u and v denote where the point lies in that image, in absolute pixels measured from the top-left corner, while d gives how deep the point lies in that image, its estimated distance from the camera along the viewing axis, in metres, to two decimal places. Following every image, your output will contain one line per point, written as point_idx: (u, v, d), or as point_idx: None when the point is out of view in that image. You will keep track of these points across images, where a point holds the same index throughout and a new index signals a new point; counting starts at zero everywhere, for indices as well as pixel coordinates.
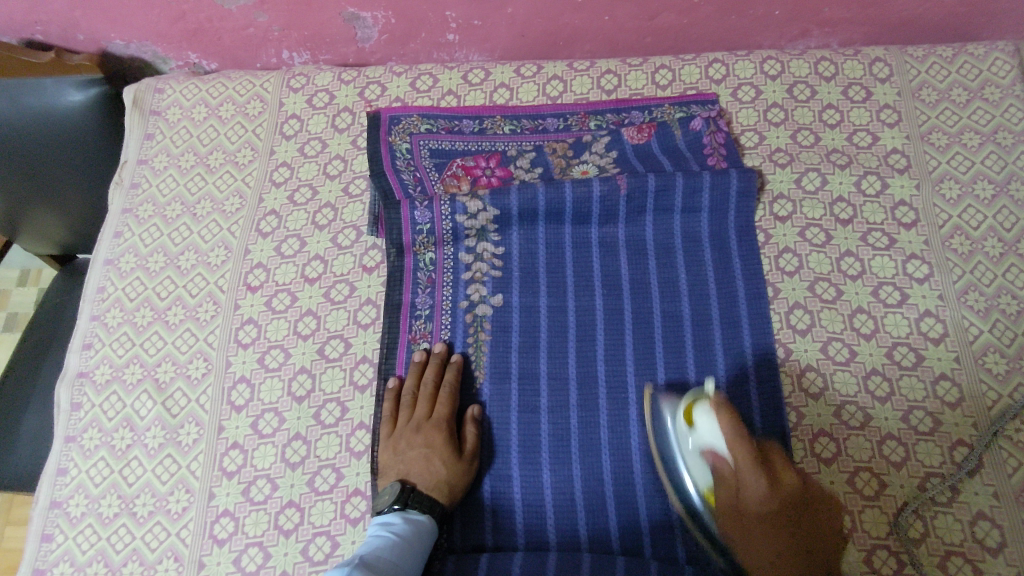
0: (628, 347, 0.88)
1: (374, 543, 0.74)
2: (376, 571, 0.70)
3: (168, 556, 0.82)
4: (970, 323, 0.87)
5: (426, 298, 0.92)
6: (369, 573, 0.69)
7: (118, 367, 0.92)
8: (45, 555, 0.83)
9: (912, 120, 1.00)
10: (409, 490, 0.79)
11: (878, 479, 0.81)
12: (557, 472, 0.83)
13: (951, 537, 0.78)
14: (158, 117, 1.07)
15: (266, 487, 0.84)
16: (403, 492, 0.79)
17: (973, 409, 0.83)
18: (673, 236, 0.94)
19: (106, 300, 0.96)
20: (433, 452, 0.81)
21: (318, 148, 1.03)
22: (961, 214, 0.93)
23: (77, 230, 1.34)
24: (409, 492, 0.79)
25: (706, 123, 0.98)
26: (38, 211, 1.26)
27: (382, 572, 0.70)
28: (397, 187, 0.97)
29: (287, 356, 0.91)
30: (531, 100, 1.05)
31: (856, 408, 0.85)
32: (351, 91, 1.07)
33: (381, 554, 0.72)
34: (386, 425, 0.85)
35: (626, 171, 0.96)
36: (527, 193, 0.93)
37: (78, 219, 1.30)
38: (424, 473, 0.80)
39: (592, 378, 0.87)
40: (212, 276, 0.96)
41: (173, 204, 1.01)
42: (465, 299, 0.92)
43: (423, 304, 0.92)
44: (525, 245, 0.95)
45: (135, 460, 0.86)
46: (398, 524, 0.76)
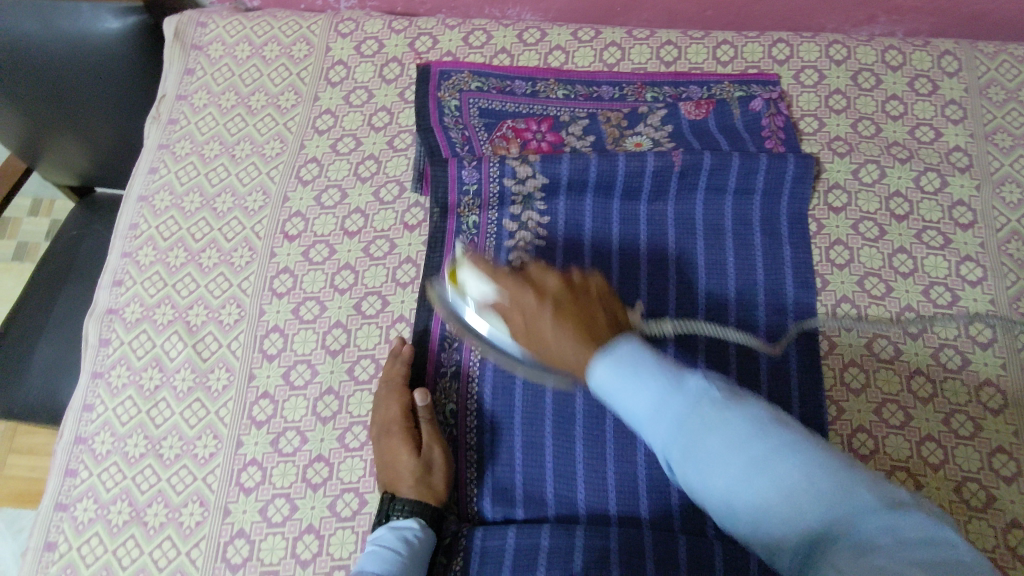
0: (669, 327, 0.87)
1: (367, 563, 0.70)
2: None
3: (194, 500, 0.81)
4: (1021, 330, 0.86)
5: None
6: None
7: (149, 306, 0.90)
8: (69, 490, 0.82)
9: (977, 118, 0.97)
10: (391, 499, 0.77)
11: (914, 480, 0.80)
12: (591, 448, 0.81)
13: (983, 542, 0.77)
14: (200, 53, 1.03)
15: (295, 440, 0.83)
16: (386, 503, 0.77)
17: (1015, 417, 0.82)
18: (724, 219, 0.92)
19: (139, 237, 0.94)
20: (400, 454, 0.78)
21: (363, 97, 1.00)
22: (1020, 218, 0.91)
23: (102, 163, 1.31)
24: (390, 501, 0.77)
25: (766, 104, 0.95)
26: (62, 139, 1.22)
27: None
28: (444, 144, 0.94)
29: (323, 309, 0.89)
30: (586, 66, 1.01)
31: (897, 407, 0.84)
32: (401, 41, 1.03)
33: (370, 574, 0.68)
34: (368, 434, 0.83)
35: (681, 147, 0.93)
36: (578, 161, 0.90)
37: (105, 151, 1.27)
38: (399, 477, 0.77)
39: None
40: (248, 221, 0.93)
41: (211, 144, 0.98)
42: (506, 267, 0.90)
43: None
44: (571, 215, 0.92)
45: (163, 401, 0.85)
46: (385, 536, 0.73)
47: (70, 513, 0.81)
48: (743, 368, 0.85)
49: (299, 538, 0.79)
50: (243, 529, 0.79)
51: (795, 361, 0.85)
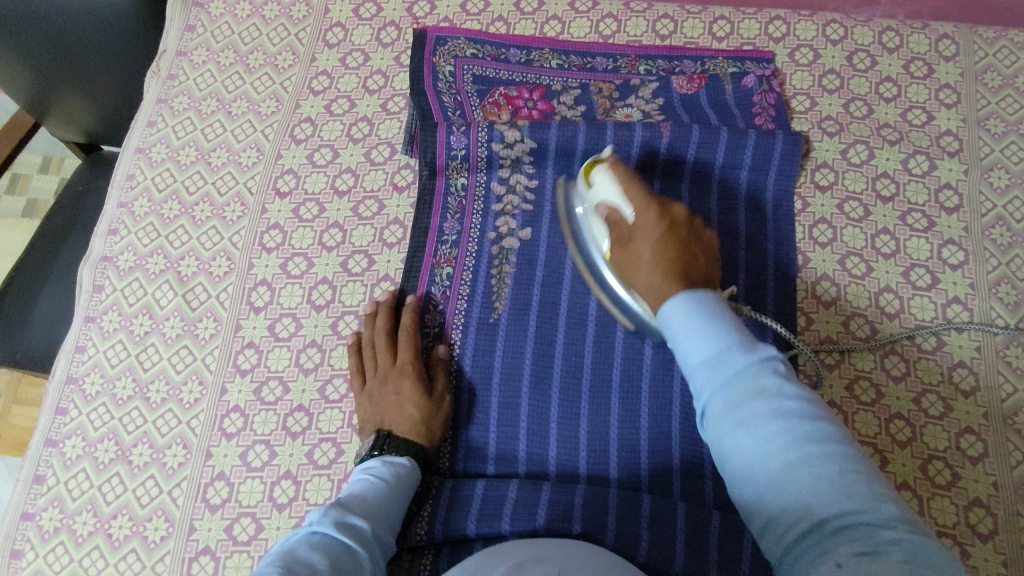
0: None
1: (359, 488, 0.71)
2: (352, 509, 0.67)
3: (177, 442, 0.84)
4: (998, 315, 0.86)
5: (454, 223, 0.91)
6: (344, 509, 0.66)
7: (142, 256, 0.92)
8: (58, 427, 0.85)
9: (971, 103, 0.97)
10: (386, 437, 0.78)
11: (881, 455, 0.82)
12: (564, 409, 0.83)
13: (944, 519, 0.78)
14: (201, 10, 1.05)
15: (277, 390, 0.85)
16: (379, 439, 0.78)
17: (986, 400, 0.83)
18: (710, 193, 0.93)
19: (135, 188, 0.96)
20: (404, 397, 0.80)
21: (359, 60, 1.01)
22: (1006, 204, 0.91)
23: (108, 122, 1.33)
24: (387, 437, 0.78)
25: (759, 81, 0.95)
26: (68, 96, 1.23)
27: (358, 513, 0.67)
28: (437, 109, 0.95)
29: (310, 265, 0.91)
30: (582, 36, 1.02)
31: (869, 384, 0.85)
32: (399, 5, 1.04)
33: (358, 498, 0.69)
34: (355, 380, 0.83)
35: (670, 120, 0.93)
36: (567, 128, 0.91)
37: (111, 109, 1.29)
38: (396, 419, 0.79)
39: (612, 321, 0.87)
40: (241, 176, 0.95)
41: (208, 100, 1.00)
42: (492, 230, 0.91)
43: (451, 229, 0.91)
44: (558, 182, 0.93)
45: (152, 347, 0.88)
46: (377, 468, 0.74)
47: (59, 449, 0.84)
48: None
49: (276, 482, 0.81)
50: (223, 472, 0.82)
51: (771, 335, 0.86)
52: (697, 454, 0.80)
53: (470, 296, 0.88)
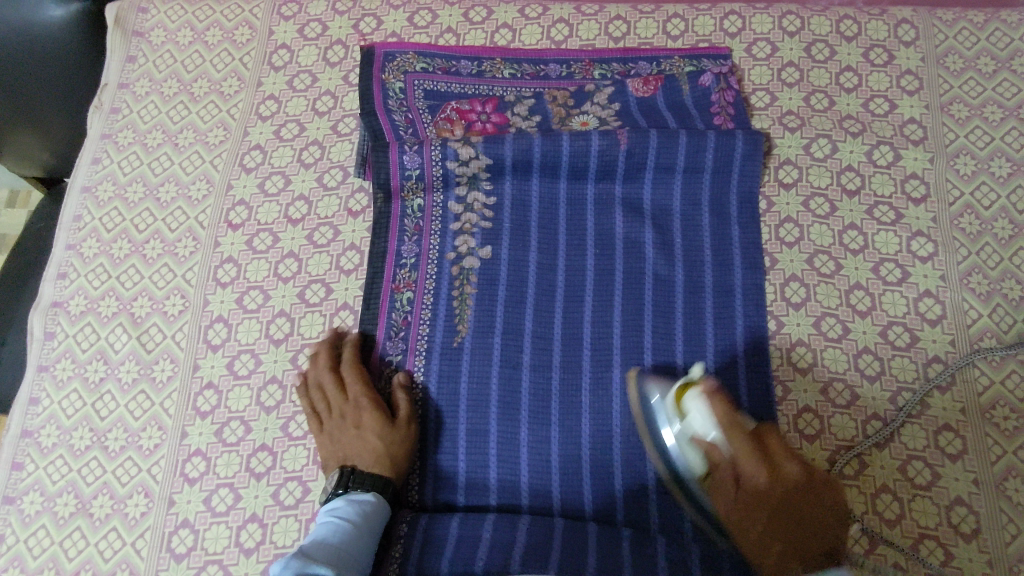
0: (616, 308, 0.86)
1: (323, 532, 0.70)
2: (316, 557, 0.66)
3: (139, 491, 0.81)
4: (971, 306, 0.85)
5: (412, 246, 0.89)
6: (307, 558, 0.65)
7: (93, 299, 0.89)
8: (16, 483, 0.82)
9: (933, 88, 0.95)
10: (350, 473, 0.77)
11: (858, 459, 0.80)
12: (535, 433, 0.81)
13: (926, 520, 0.77)
14: (141, 39, 1.02)
15: (239, 430, 0.83)
16: (343, 477, 0.77)
17: (963, 394, 0.81)
18: (672, 198, 0.90)
19: (82, 229, 0.93)
20: (363, 430, 0.78)
21: (307, 82, 0.98)
22: (974, 191, 0.89)
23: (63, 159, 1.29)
24: (350, 474, 0.77)
25: (716, 79, 0.93)
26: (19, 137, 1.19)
27: (323, 559, 0.66)
28: (388, 129, 0.92)
29: (266, 299, 0.88)
30: (533, 44, 0.99)
31: (843, 386, 0.83)
32: (345, 22, 1.01)
33: (323, 543, 0.68)
34: (313, 422, 0.81)
35: (627, 125, 0.91)
36: (521, 141, 0.89)
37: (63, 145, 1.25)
38: (355, 454, 0.78)
39: (578, 338, 0.85)
40: (191, 210, 0.92)
41: (154, 132, 0.97)
42: (452, 250, 0.89)
43: (409, 252, 0.89)
44: (516, 196, 0.91)
45: (108, 394, 0.85)
46: (342, 508, 0.73)
47: (17, 505, 0.82)
48: (688, 348, 0.83)
49: (242, 527, 0.79)
50: (187, 519, 0.80)
51: (743, 340, 0.84)
52: None
53: (433, 320, 0.86)
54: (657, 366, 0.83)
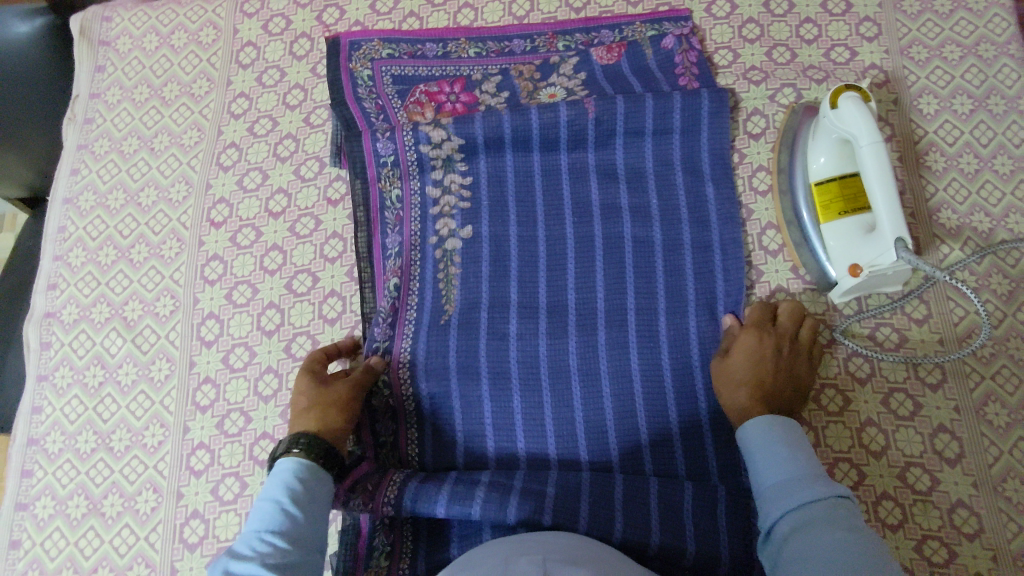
0: (598, 272, 0.87)
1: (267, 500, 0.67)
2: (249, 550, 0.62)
3: (147, 488, 0.83)
4: (942, 242, 0.87)
5: (395, 237, 0.90)
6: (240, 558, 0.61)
7: (85, 307, 0.91)
8: (27, 490, 0.85)
9: (892, 32, 0.96)
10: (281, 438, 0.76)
11: (842, 396, 0.83)
12: (528, 399, 0.83)
13: (911, 449, 0.80)
14: (108, 48, 1.03)
15: (239, 420, 0.85)
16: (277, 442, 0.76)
17: (940, 326, 0.84)
18: (644, 160, 0.91)
19: (68, 240, 0.95)
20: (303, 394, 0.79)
21: (276, 76, 0.99)
22: (937, 130, 0.91)
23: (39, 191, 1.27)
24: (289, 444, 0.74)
25: (678, 41, 0.94)
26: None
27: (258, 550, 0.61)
28: (361, 120, 0.94)
29: (255, 292, 0.90)
30: (496, 21, 1.00)
31: (823, 327, 0.86)
32: (308, 15, 1.02)
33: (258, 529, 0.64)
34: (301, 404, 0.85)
35: (594, 94, 0.93)
36: (491, 121, 0.90)
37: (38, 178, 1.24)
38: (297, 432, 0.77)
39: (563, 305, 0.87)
40: (174, 212, 0.94)
41: (129, 139, 0.98)
42: (434, 235, 0.90)
43: (393, 243, 0.90)
44: (492, 171, 0.92)
45: (109, 397, 0.87)
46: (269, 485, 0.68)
47: (30, 511, 0.84)
48: (668, 305, 0.85)
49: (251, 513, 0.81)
50: (197, 510, 0.82)
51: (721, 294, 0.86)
52: (661, 423, 0.81)
53: (421, 303, 0.88)
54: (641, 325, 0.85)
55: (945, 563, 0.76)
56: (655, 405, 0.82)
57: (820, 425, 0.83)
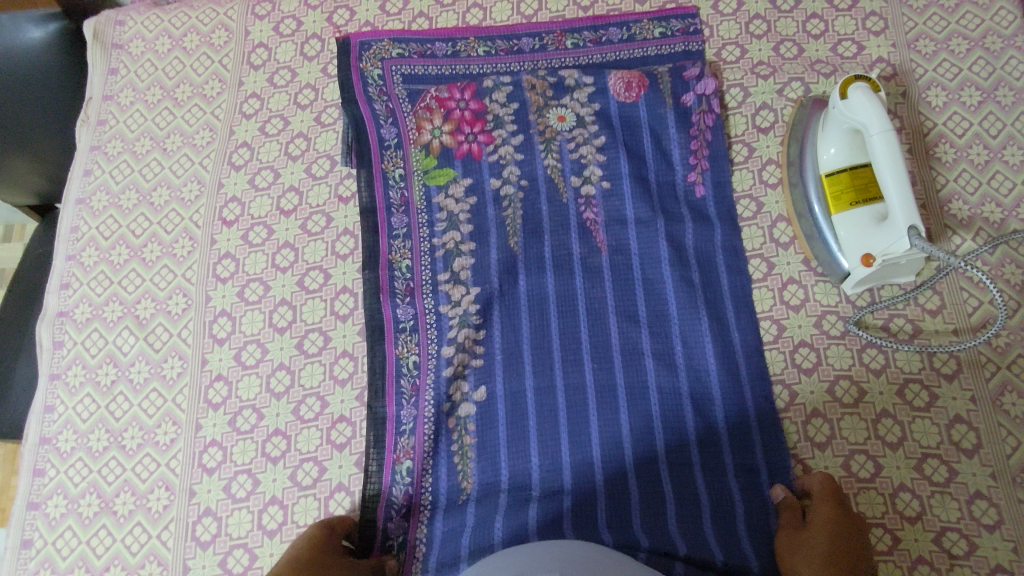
0: (609, 296, 0.87)
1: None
2: None
3: (159, 486, 0.83)
4: (954, 233, 0.86)
5: (404, 279, 0.88)
6: None
7: (97, 306, 0.91)
8: (39, 489, 0.84)
9: (899, 27, 0.96)
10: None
11: (858, 387, 0.82)
12: (542, 413, 0.82)
13: (928, 440, 0.79)
14: (121, 51, 1.04)
15: (252, 417, 0.85)
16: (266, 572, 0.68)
17: (954, 315, 0.83)
18: (653, 155, 0.91)
19: (81, 240, 0.95)
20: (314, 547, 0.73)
21: (287, 77, 1.00)
22: (946, 121, 0.91)
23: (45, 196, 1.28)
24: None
25: (697, 100, 0.92)
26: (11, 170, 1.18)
27: None
28: (383, 225, 0.91)
29: (267, 289, 0.90)
30: (505, 20, 1.01)
31: (836, 318, 0.85)
32: (319, 17, 1.03)
33: None
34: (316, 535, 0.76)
35: (603, 131, 0.92)
36: (503, 206, 0.90)
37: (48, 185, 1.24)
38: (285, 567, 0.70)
39: (583, 397, 0.83)
40: (186, 211, 0.94)
41: (142, 140, 0.99)
42: (445, 271, 0.88)
43: (402, 285, 0.88)
44: (503, 263, 0.88)
45: (121, 395, 0.87)
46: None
47: (42, 510, 0.83)
48: (680, 297, 0.86)
49: (264, 510, 0.81)
50: (209, 507, 0.81)
51: (729, 291, 0.86)
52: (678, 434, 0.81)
53: (437, 419, 0.83)
54: (652, 323, 0.85)
55: (966, 555, 0.75)
56: (671, 415, 0.81)
57: (836, 417, 0.82)
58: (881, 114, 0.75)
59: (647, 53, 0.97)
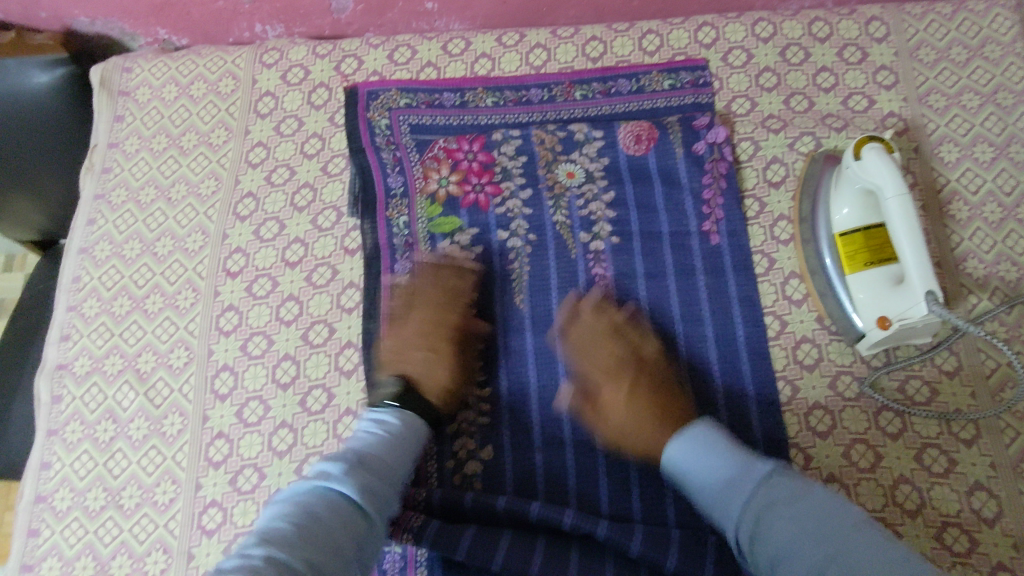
0: None
1: (364, 440, 0.73)
2: (370, 466, 0.69)
3: (157, 548, 0.81)
4: (970, 292, 0.85)
5: None
6: (361, 466, 0.68)
7: (98, 359, 0.90)
8: (33, 550, 0.82)
9: (909, 81, 0.96)
10: (407, 392, 0.80)
11: (873, 451, 0.80)
12: (550, 470, 0.81)
13: (947, 508, 0.77)
14: (127, 98, 1.04)
15: (253, 477, 0.83)
16: (400, 391, 0.80)
17: (971, 378, 0.82)
18: (662, 207, 0.90)
19: (82, 290, 0.94)
20: (437, 358, 0.84)
21: (294, 126, 1.00)
22: (959, 178, 0.90)
23: (45, 232, 1.27)
24: (405, 391, 0.80)
25: (709, 149, 0.91)
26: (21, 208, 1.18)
27: (376, 469, 0.69)
28: (387, 271, 0.90)
29: (270, 343, 0.89)
30: (514, 70, 1.01)
31: (851, 378, 0.83)
32: (327, 65, 1.03)
33: (375, 451, 0.71)
34: (394, 326, 0.87)
35: (613, 186, 0.91)
36: (509, 259, 0.90)
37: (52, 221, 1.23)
38: (429, 376, 0.82)
39: (593, 463, 0.81)
40: (190, 262, 0.93)
41: (146, 189, 0.98)
42: (446, 321, 0.87)
43: None
44: (508, 320, 0.88)
45: (120, 452, 0.85)
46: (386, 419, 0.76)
47: (35, 573, 0.81)
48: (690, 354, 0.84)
49: None
50: (208, 571, 0.79)
51: (742, 347, 0.85)
52: (689, 497, 0.79)
53: (440, 475, 0.82)
54: None
55: None
56: (683, 490, 0.79)
57: (852, 482, 0.79)
58: (898, 180, 0.74)
59: (657, 105, 0.97)
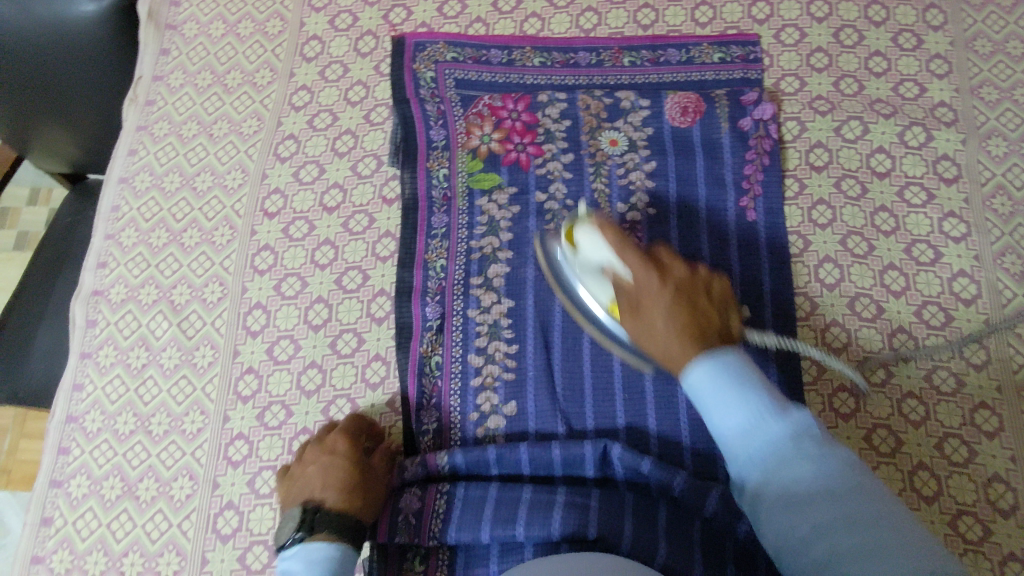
0: None
1: None
2: None
3: (183, 474, 0.82)
4: (1005, 286, 0.85)
5: (438, 280, 0.87)
6: None
7: (133, 287, 0.91)
8: (62, 467, 0.84)
9: (963, 71, 0.95)
10: (313, 513, 0.72)
11: (895, 436, 0.80)
12: (572, 430, 0.81)
13: (963, 496, 0.77)
14: (174, 32, 1.06)
15: (281, 414, 0.84)
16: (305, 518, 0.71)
17: (999, 372, 0.81)
18: (701, 180, 0.90)
19: (121, 219, 0.95)
20: (331, 467, 0.75)
21: (339, 72, 0.99)
22: (1005, 172, 0.90)
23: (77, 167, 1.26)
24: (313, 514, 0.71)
25: (755, 125, 0.91)
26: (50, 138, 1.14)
27: None
28: (424, 222, 0.90)
29: (304, 285, 0.89)
30: (562, 32, 1.00)
31: (879, 365, 0.83)
32: (375, 13, 1.03)
33: None
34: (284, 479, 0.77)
35: (655, 156, 0.91)
36: (546, 221, 0.89)
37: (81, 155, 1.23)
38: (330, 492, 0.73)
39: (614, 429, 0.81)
40: (229, 199, 0.94)
41: (188, 124, 0.99)
42: (479, 274, 0.87)
43: (435, 287, 0.87)
44: (540, 283, 0.87)
45: (151, 379, 0.87)
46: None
47: (64, 489, 0.83)
48: None
49: None
50: (232, 501, 0.81)
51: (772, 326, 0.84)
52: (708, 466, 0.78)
53: (461, 429, 0.82)
54: None
55: None
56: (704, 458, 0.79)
57: (871, 465, 0.80)
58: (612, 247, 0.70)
59: (705, 77, 0.96)
